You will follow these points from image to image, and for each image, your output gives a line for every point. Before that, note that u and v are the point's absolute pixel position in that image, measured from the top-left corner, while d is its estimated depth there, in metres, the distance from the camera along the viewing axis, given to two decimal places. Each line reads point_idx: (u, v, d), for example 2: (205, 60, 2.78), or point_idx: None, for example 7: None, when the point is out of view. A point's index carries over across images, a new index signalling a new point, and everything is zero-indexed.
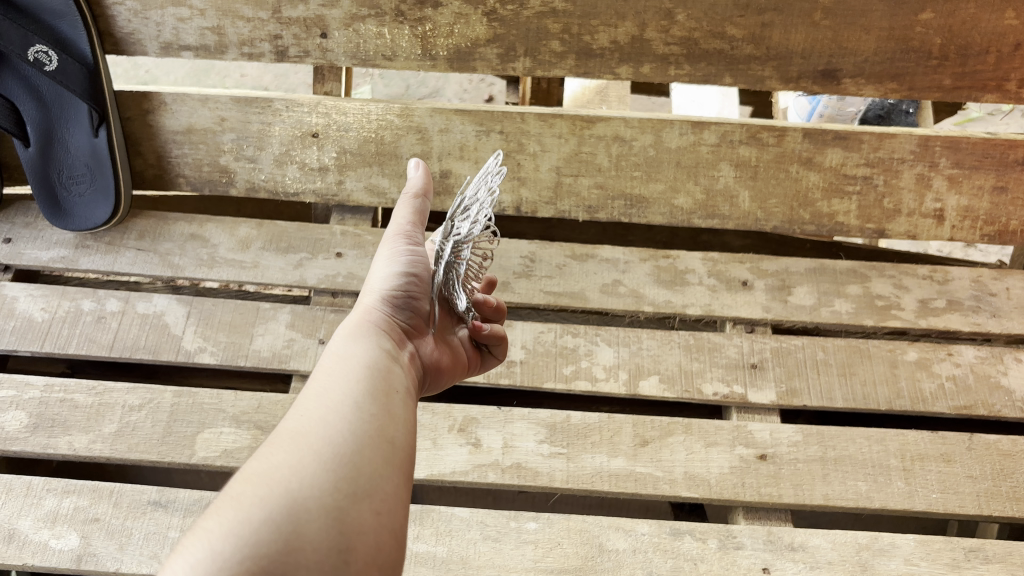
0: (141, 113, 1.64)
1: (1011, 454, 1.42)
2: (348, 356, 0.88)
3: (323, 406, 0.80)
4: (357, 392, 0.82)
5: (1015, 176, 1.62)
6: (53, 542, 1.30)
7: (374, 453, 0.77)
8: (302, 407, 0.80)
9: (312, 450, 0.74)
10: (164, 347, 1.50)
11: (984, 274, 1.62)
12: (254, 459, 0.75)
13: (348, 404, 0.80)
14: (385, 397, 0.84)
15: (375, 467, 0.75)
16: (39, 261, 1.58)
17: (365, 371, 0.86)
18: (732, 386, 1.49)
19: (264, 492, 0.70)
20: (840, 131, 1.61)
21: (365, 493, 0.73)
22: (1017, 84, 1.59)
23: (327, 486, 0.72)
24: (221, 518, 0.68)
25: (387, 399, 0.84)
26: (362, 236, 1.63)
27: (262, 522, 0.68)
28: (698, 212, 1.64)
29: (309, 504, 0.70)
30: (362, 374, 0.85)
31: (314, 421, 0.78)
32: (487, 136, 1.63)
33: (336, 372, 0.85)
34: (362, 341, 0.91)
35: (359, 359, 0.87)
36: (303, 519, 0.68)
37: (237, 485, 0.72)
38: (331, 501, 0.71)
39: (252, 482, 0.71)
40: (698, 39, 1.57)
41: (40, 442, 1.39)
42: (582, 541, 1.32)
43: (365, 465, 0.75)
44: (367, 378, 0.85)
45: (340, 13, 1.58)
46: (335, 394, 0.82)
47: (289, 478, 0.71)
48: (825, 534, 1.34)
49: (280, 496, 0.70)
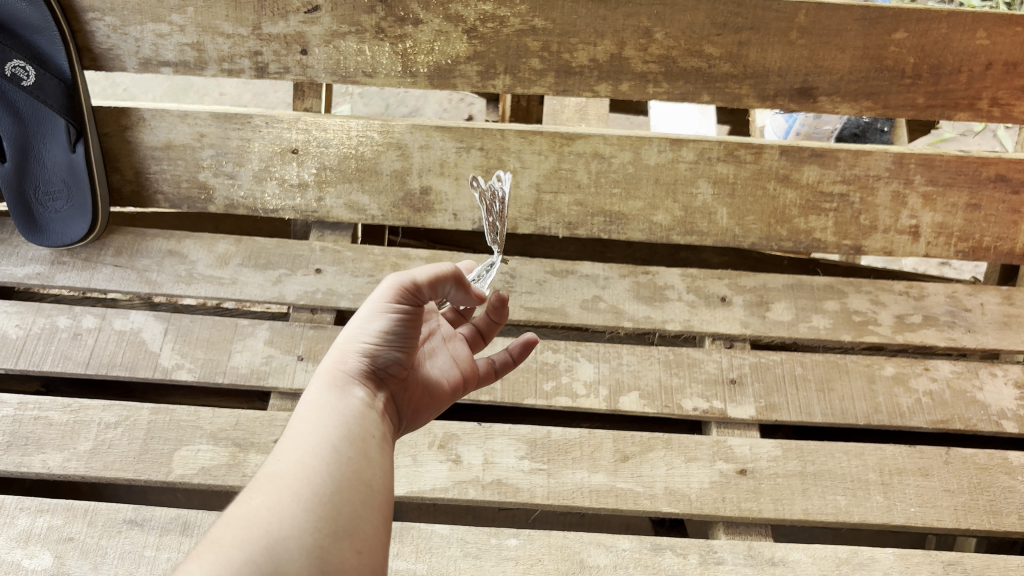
0: (120, 129, 1.64)
1: (988, 468, 1.43)
2: (322, 403, 0.82)
3: (300, 448, 0.75)
4: (335, 436, 0.78)
5: (987, 193, 1.65)
6: (26, 562, 1.27)
7: (353, 496, 0.73)
8: (277, 452, 0.76)
9: (290, 491, 0.70)
10: (141, 364, 1.48)
11: (959, 289, 1.64)
12: (231, 503, 0.71)
13: (326, 447, 0.76)
14: (362, 441, 0.79)
15: (354, 507, 0.72)
16: (15, 277, 1.57)
17: (342, 417, 0.80)
18: (712, 401, 1.49)
19: (241, 531, 0.67)
20: (816, 148, 1.63)
21: (346, 532, 0.70)
22: (988, 102, 1.62)
23: (308, 525, 0.68)
24: (201, 559, 0.64)
25: (367, 443, 0.79)
26: (341, 252, 1.63)
27: (244, 564, 0.64)
28: (677, 228, 1.65)
29: (291, 543, 0.66)
30: (340, 421, 0.80)
31: (293, 461, 0.74)
32: (467, 152, 1.63)
33: (313, 416, 0.80)
34: (337, 389, 0.84)
35: (336, 406, 0.82)
36: (284, 560, 0.65)
37: (215, 526, 0.68)
38: (312, 540, 0.67)
39: (229, 524, 0.67)
40: (676, 57, 1.59)
41: (13, 460, 1.37)
42: (563, 558, 1.31)
43: (345, 505, 0.71)
44: (344, 423, 0.80)
45: (320, 29, 1.59)
46: (312, 436, 0.77)
47: (269, 518, 0.68)
48: (805, 549, 1.34)
49: (261, 535, 0.66)
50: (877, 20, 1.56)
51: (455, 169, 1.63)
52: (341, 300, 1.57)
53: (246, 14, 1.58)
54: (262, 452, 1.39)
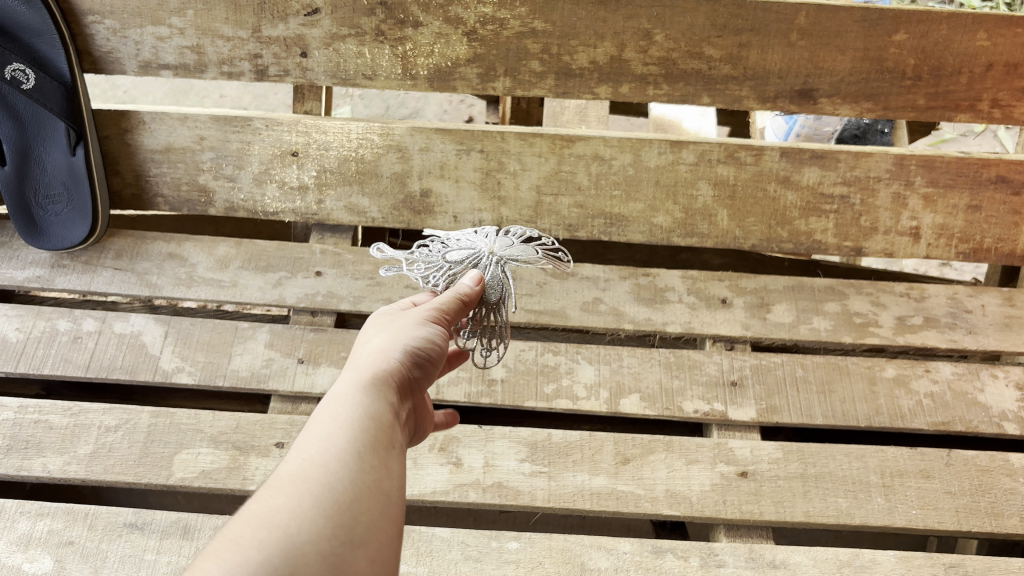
0: (120, 132, 1.64)
1: (989, 470, 1.42)
2: (355, 399, 0.79)
3: (323, 447, 0.71)
4: (359, 440, 0.74)
5: (988, 195, 1.64)
6: (26, 566, 1.27)
7: (372, 507, 0.69)
8: (298, 450, 0.72)
9: (310, 495, 0.66)
10: (141, 367, 1.48)
11: (960, 291, 1.64)
12: (245, 501, 0.67)
13: (349, 452, 0.72)
14: (385, 450, 0.75)
15: (373, 517, 0.68)
16: (15, 280, 1.56)
17: (368, 421, 0.77)
18: (713, 403, 1.49)
19: (260, 531, 0.62)
20: (816, 150, 1.63)
21: (363, 541, 0.66)
22: (989, 103, 1.62)
23: (326, 531, 0.64)
24: (218, 557, 0.59)
25: (389, 452, 0.76)
26: (341, 255, 1.63)
27: (261, 565, 0.60)
28: (678, 230, 1.65)
29: (310, 548, 0.62)
30: (366, 423, 0.76)
31: (315, 461, 0.70)
32: (467, 155, 1.63)
33: (339, 413, 0.76)
34: (368, 389, 0.81)
35: (364, 405, 0.78)
36: (301, 566, 0.61)
37: (229, 523, 0.63)
38: (331, 548, 0.63)
39: (249, 522, 0.63)
40: (676, 59, 1.59)
41: (13, 464, 1.37)
42: (564, 560, 1.31)
43: (364, 515, 0.67)
44: (370, 427, 0.76)
45: (320, 32, 1.59)
46: (336, 437, 0.73)
47: (288, 521, 0.63)
48: (806, 551, 1.34)
49: (278, 538, 0.62)
50: (877, 22, 1.56)
51: (455, 171, 1.63)
52: (341, 302, 1.57)
53: (246, 17, 1.58)
54: (263, 455, 1.39)
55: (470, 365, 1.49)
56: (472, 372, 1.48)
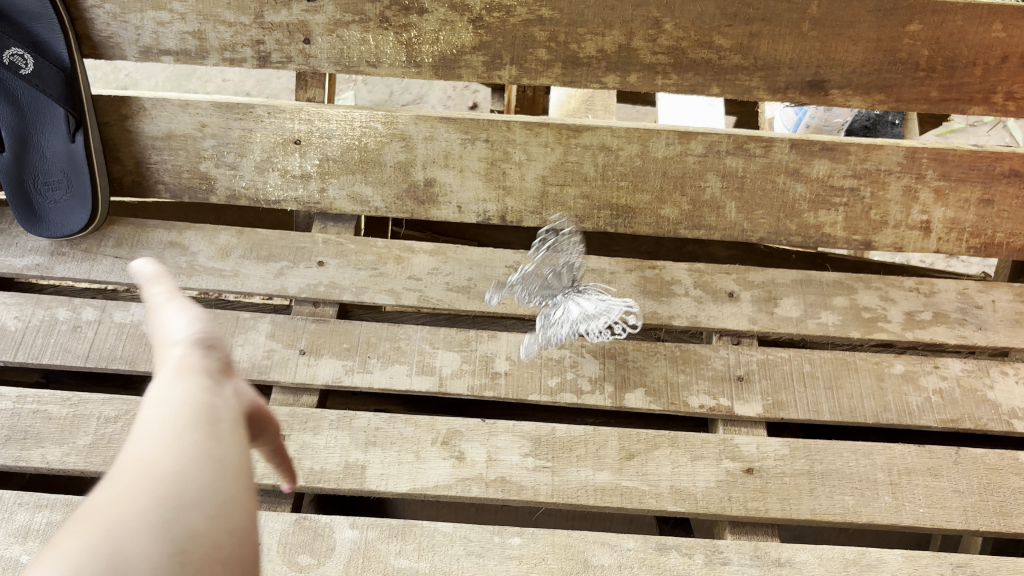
0: (120, 118, 1.62)
1: (998, 468, 1.41)
2: (165, 391, 0.51)
3: (143, 430, 0.47)
4: (185, 415, 0.48)
5: (1000, 189, 1.62)
6: (24, 558, 1.26)
7: (211, 483, 0.44)
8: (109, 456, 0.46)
9: (128, 487, 0.42)
10: (141, 357, 1.46)
11: (970, 286, 1.63)
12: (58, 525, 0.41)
13: (169, 434, 0.46)
14: (217, 424, 0.49)
15: (216, 492, 0.44)
16: (13, 268, 1.54)
17: (187, 406, 0.49)
18: (718, 398, 1.47)
19: (78, 537, 0.39)
20: (827, 142, 1.60)
21: (206, 513, 0.42)
22: (1003, 96, 1.59)
23: (155, 518, 0.41)
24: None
25: (222, 425, 0.49)
26: (344, 244, 1.61)
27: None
28: (685, 222, 1.63)
29: (137, 541, 0.39)
30: (184, 408, 0.49)
31: (126, 462, 0.44)
32: (472, 144, 1.61)
33: (148, 407, 0.49)
34: (181, 378, 0.52)
35: (177, 394, 0.50)
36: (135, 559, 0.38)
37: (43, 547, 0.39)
38: (173, 532, 0.40)
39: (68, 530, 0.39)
40: (686, 48, 1.56)
41: (12, 455, 1.35)
42: (567, 556, 1.30)
43: (201, 489, 0.43)
44: (198, 407, 0.49)
45: (323, 18, 1.56)
46: (157, 418, 0.48)
47: (108, 518, 0.40)
48: (812, 549, 1.33)
49: (92, 538, 0.39)
50: (891, 12, 1.52)
51: (460, 160, 1.61)
52: (344, 293, 1.55)
53: (248, 3, 1.55)
54: None
55: (474, 358, 1.48)
56: (476, 365, 1.47)
